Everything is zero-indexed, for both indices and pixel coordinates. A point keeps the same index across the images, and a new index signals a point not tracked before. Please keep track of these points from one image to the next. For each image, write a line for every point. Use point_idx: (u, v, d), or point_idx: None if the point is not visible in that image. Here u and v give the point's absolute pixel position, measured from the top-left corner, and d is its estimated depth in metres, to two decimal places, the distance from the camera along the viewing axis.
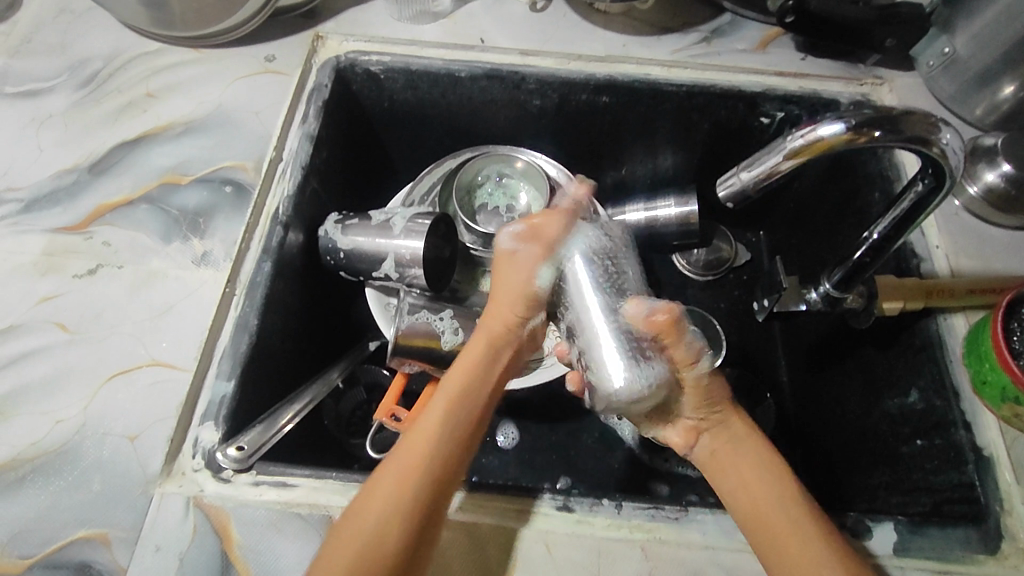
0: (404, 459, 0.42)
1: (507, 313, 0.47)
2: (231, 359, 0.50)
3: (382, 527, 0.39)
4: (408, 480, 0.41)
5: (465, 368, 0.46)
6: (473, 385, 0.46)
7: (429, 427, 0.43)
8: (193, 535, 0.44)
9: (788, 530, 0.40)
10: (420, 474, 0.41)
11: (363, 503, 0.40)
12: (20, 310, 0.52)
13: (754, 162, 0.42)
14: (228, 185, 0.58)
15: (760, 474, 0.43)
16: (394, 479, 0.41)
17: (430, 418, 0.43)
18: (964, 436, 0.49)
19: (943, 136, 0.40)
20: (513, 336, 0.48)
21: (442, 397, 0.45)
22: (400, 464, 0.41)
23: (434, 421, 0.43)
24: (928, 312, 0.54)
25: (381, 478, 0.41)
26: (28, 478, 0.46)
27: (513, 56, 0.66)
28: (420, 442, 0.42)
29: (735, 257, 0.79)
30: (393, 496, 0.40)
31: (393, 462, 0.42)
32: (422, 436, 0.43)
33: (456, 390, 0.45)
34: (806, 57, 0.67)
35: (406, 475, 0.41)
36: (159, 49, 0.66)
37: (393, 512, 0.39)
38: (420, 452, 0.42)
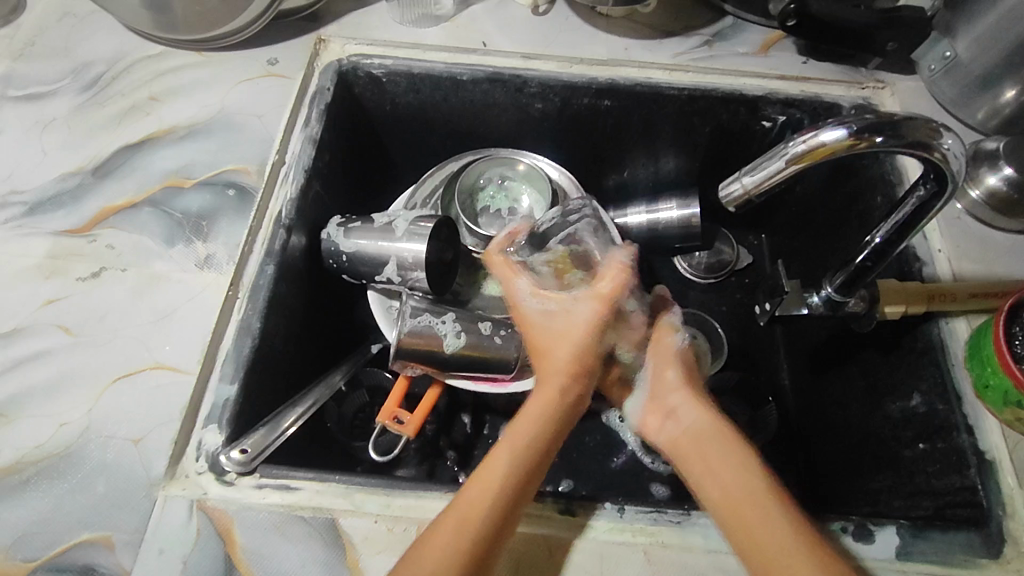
0: (474, 498, 0.43)
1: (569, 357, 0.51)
2: (234, 362, 0.50)
3: (456, 544, 0.41)
4: (478, 508, 0.42)
5: (530, 404, 0.50)
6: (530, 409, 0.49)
7: (498, 461, 0.45)
8: (197, 539, 0.44)
9: (753, 513, 0.43)
10: (489, 503, 0.43)
11: (434, 536, 0.41)
12: (24, 314, 0.52)
13: (755, 167, 0.42)
14: (231, 188, 0.58)
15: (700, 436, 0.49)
16: (467, 511, 0.42)
17: (497, 467, 0.45)
18: (967, 440, 0.50)
19: (945, 140, 0.41)
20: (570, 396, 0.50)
21: (508, 446, 0.46)
22: (473, 497, 0.43)
23: (503, 470, 0.45)
24: (931, 317, 0.54)
25: (458, 507, 0.43)
26: (32, 481, 0.46)
27: (515, 60, 0.66)
28: (485, 465, 0.45)
29: (738, 260, 0.79)
30: (460, 523, 0.42)
31: (463, 499, 0.43)
32: (498, 455, 0.46)
33: (524, 417, 0.48)
34: (807, 61, 0.67)
35: (472, 516, 0.42)
36: (161, 52, 0.66)
37: (459, 535, 0.41)
38: (481, 487, 0.43)
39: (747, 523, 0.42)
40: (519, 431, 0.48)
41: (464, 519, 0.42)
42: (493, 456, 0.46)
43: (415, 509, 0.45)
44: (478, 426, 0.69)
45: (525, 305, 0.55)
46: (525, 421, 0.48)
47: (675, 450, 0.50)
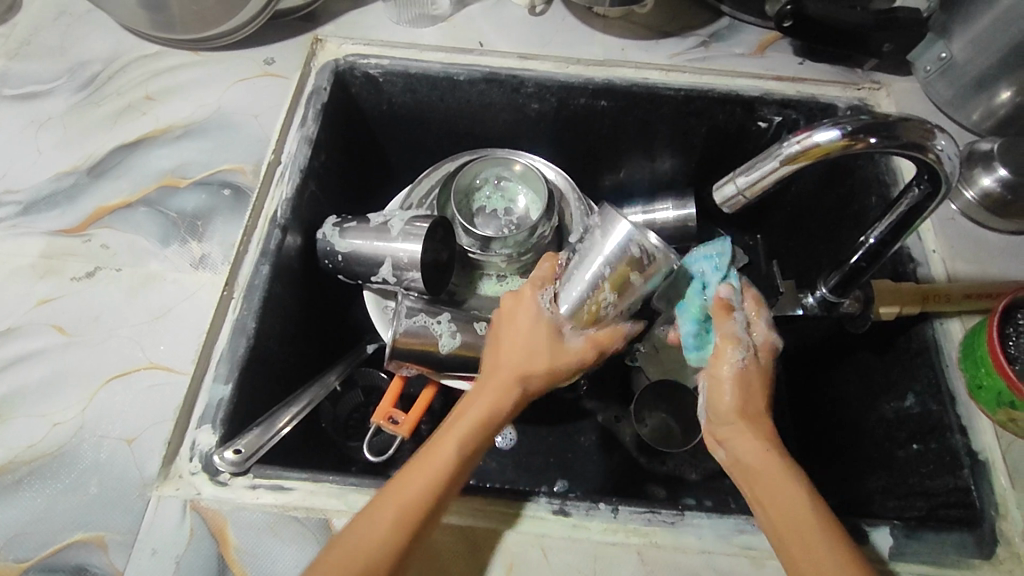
0: (409, 487, 0.42)
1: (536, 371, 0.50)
2: (229, 362, 0.50)
3: (390, 528, 0.40)
4: (410, 495, 0.42)
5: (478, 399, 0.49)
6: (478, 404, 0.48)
7: (441, 455, 0.44)
8: (190, 538, 0.44)
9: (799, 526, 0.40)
10: (420, 492, 0.42)
11: (366, 517, 0.41)
12: (18, 313, 0.52)
13: (746, 170, 0.42)
14: (226, 188, 0.58)
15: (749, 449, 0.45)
16: (396, 498, 0.42)
17: (443, 455, 0.44)
18: (960, 441, 0.50)
19: (939, 142, 0.41)
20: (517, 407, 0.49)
21: (456, 435, 0.46)
22: (411, 483, 0.42)
23: (446, 459, 0.44)
24: (924, 317, 0.54)
25: (393, 491, 0.42)
26: (26, 481, 0.46)
27: (511, 60, 0.67)
28: (427, 456, 0.44)
29: (735, 260, 0.77)
30: (391, 508, 0.41)
31: (396, 484, 0.43)
32: (443, 446, 0.45)
33: (472, 411, 0.47)
34: (804, 62, 0.67)
35: (408, 509, 0.41)
36: (158, 52, 0.66)
37: (389, 520, 0.41)
38: (417, 476, 0.43)
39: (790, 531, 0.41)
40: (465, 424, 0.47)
41: (399, 506, 0.41)
42: (436, 446, 0.45)
43: None
44: None
45: (527, 315, 0.51)
46: (473, 415, 0.47)
47: (733, 472, 0.46)
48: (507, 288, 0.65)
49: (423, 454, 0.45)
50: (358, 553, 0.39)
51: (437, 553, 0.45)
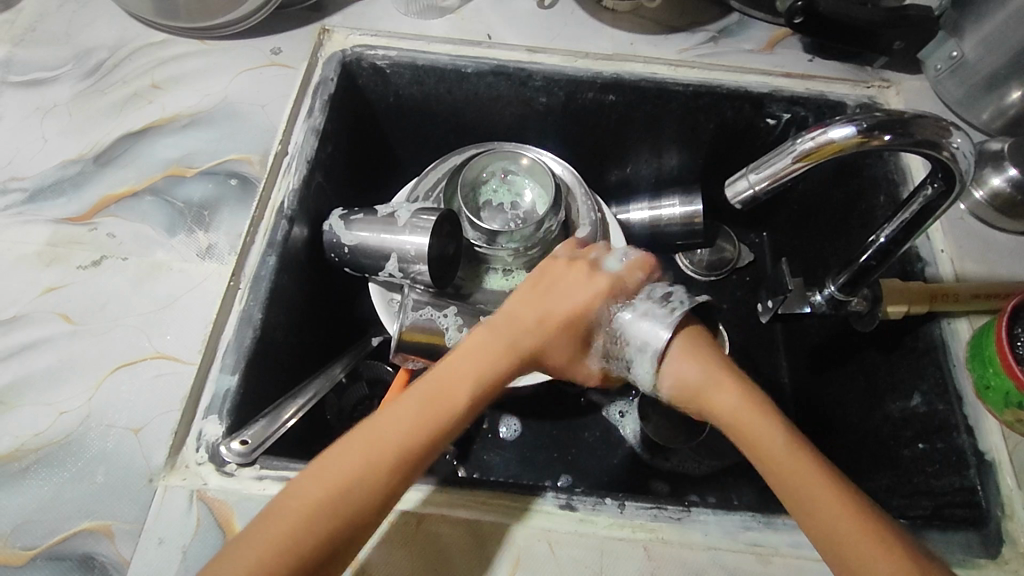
0: (392, 424, 0.41)
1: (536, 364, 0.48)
2: (235, 353, 0.50)
3: (354, 480, 0.38)
4: (400, 437, 0.40)
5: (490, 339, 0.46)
6: (490, 349, 0.45)
7: (446, 404, 0.42)
8: (196, 529, 0.44)
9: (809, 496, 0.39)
10: (411, 434, 0.40)
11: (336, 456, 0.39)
12: (24, 301, 0.52)
13: (762, 164, 0.42)
14: (233, 178, 0.58)
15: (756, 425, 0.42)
16: (373, 449, 0.39)
17: (419, 392, 0.42)
18: (966, 441, 0.50)
19: (954, 140, 0.40)
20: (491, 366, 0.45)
21: (448, 377, 0.43)
22: (393, 425, 0.41)
23: (409, 415, 0.41)
24: (932, 317, 0.54)
25: (361, 438, 0.40)
26: (32, 470, 0.46)
27: (520, 53, 0.66)
28: (432, 395, 0.42)
29: (739, 258, 0.79)
30: (378, 453, 0.39)
31: (391, 416, 0.41)
32: (455, 387, 0.43)
33: (478, 353, 0.45)
34: (813, 59, 0.67)
35: (358, 469, 0.39)
36: (164, 40, 0.66)
37: (379, 458, 0.39)
38: (412, 412, 0.41)
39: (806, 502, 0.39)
40: (473, 370, 0.44)
41: (391, 445, 0.40)
42: (439, 384, 0.43)
43: (415, 504, 0.46)
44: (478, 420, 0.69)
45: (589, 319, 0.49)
46: (481, 362, 0.45)
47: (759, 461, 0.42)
48: (513, 283, 0.65)
49: (427, 394, 0.42)
50: (319, 495, 0.37)
51: (445, 546, 0.45)
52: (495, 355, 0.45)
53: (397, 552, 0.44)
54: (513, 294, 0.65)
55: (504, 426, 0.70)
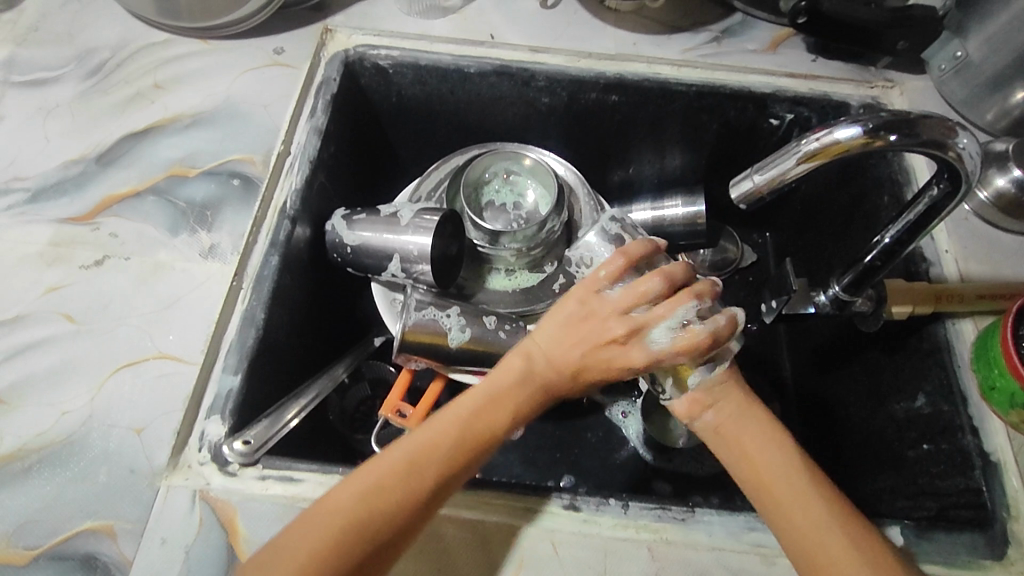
0: (429, 445, 0.42)
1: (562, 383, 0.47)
2: (238, 353, 0.50)
3: (392, 499, 0.40)
4: (435, 463, 0.42)
5: (523, 363, 0.47)
6: (523, 376, 0.47)
7: (486, 426, 0.45)
8: (199, 529, 0.44)
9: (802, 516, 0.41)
10: (445, 458, 0.42)
11: (374, 471, 0.41)
12: (26, 300, 0.52)
13: (766, 164, 0.42)
14: (236, 178, 0.58)
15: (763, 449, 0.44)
16: (410, 471, 0.41)
17: (455, 415, 0.44)
18: (971, 442, 0.50)
19: (960, 140, 0.40)
20: (519, 387, 0.46)
21: (483, 403, 0.45)
22: (433, 446, 0.42)
23: (447, 437, 0.43)
24: (936, 318, 0.54)
25: (398, 457, 0.42)
26: (34, 470, 0.46)
27: (522, 53, 0.66)
28: (469, 426, 0.44)
29: (741, 259, 0.79)
30: (415, 473, 0.41)
31: (429, 437, 0.43)
32: (490, 415, 0.45)
33: (508, 382, 0.46)
34: (816, 59, 0.67)
35: (393, 487, 0.40)
36: (166, 40, 0.65)
37: (415, 476, 0.41)
38: (449, 434, 0.43)
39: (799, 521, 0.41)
40: (506, 398, 0.46)
41: (427, 468, 0.42)
42: (476, 411, 0.45)
43: None
44: None
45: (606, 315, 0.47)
46: (515, 390, 0.46)
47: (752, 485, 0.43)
48: (516, 282, 0.65)
49: (464, 416, 0.44)
50: (353, 512, 0.39)
51: (447, 546, 0.45)
52: (522, 380, 0.46)
53: (400, 553, 0.44)
54: (515, 294, 0.65)
55: None
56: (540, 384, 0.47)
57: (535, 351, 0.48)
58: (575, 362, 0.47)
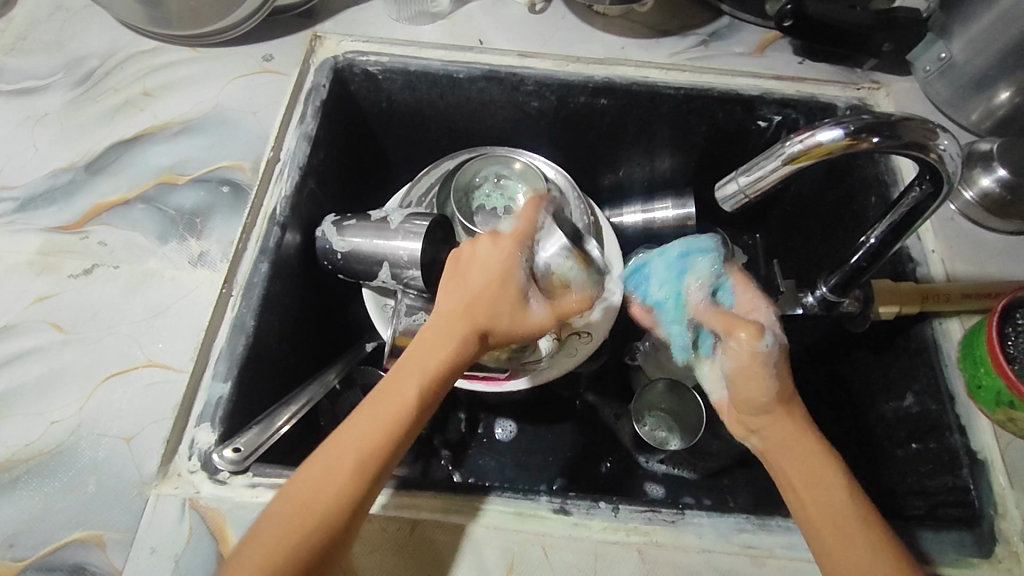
0: (352, 433, 0.41)
1: (477, 301, 0.46)
2: (228, 360, 0.50)
3: (329, 491, 0.39)
4: (360, 446, 0.40)
5: (436, 341, 0.45)
6: (425, 342, 0.45)
7: (398, 396, 0.42)
8: (189, 538, 0.44)
9: (841, 523, 0.40)
10: (371, 447, 0.40)
11: (309, 478, 0.40)
12: (14, 310, 0.52)
13: (751, 167, 0.42)
14: (225, 186, 0.58)
15: (803, 447, 0.43)
16: (336, 469, 0.40)
17: (379, 401, 0.42)
18: (958, 441, 0.50)
19: (941, 142, 0.40)
20: (434, 337, 0.45)
21: (405, 376, 0.43)
22: (355, 426, 0.41)
23: (368, 421, 0.41)
24: (923, 317, 0.55)
25: (322, 460, 0.40)
26: (22, 480, 0.46)
27: (511, 58, 0.66)
28: (383, 395, 0.42)
29: (732, 260, 0.79)
30: (341, 466, 0.40)
31: (349, 432, 0.41)
32: (401, 381, 0.43)
33: (418, 345, 0.45)
34: (803, 61, 0.68)
35: (313, 489, 0.39)
36: (155, 48, 0.66)
37: (342, 465, 0.40)
38: (372, 421, 0.41)
39: (835, 528, 0.40)
40: (412, 364, 0.44)
41: (352, 461, 0.40)
42: (384, 390, 0.43)
43: (409, 509, 0.46)
44: (473, 425, 0.70)
45: (479, 251, 0.49)
46: (422, 366, 0.44)
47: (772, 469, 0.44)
48: None
49: (373, 399, 0.42)
50: (294, 513, 0.38)
51: (438, 553, 0.45)
52: (434, 340, 0.45)
53: (392, 558, 0.44)
54: None
55: (499, 428, 0.70)
56: (459, 324, 0.45)
57: (437, 330, 0.45)
58: (471, 290, 0.47)
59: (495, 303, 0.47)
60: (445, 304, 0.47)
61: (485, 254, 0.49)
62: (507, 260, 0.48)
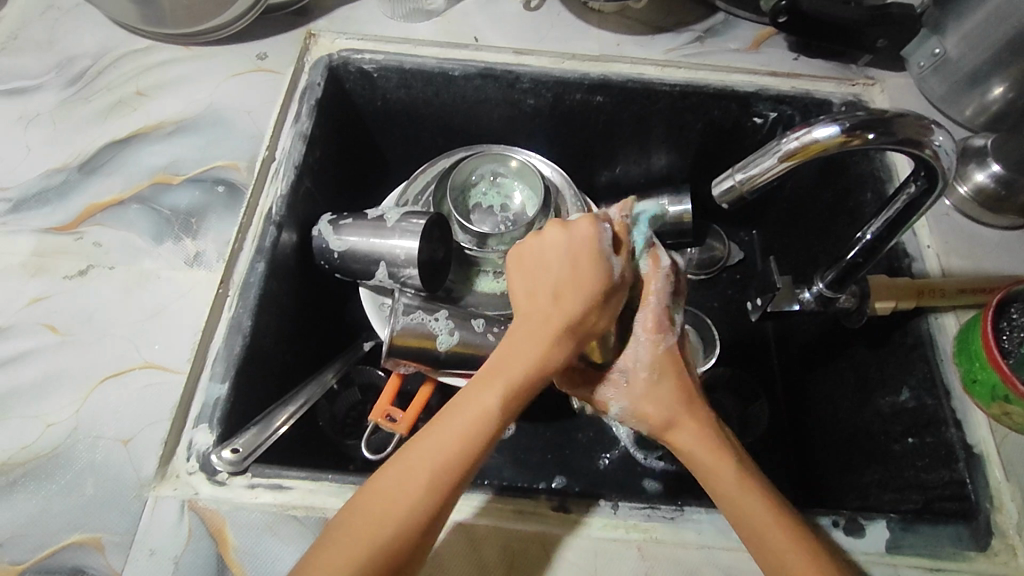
0: (435, 452, 0.41)
1: (574, 317, 0.44)
2: (225, 361, 0.50)
3: (399, 519, 0.39)
4: (440, 473, 0.40)
5: (531, 345, 0.44)
6: (519, 357, 0.43)
7: (475, 415, 0.42)
8: (188, 539, 0.44)
9: (760, 524, 0.42)
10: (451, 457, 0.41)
11: (381, 502, 0.40)
12: (9, 312, 0.52)
13: (747, 164, 0.42)
14: (220, 185, 0.58)
15: (719, 476, 0.43)
16: (409, 490, 0.40)
17: (469, 414, 0.42)
18: (955, 435, 0.50)
19: (935, 137, 0.40)
20: (540, 361, 0.43)
21: (486, 394, 0.42)
22: (438, 447, 0.41)
23: (448, 445, 0.41)
24: (919, 312, 0.55)
25: (396, 483, 0.40)
26: (19, 483, 0.46)
27: (507, 55, 0.66)
28: (464, 420, 0.41)
29: (728, 256, 0.80)
30: (414, 487, 0.40)
31: (429, 447, 0.41)
32: (482, 403, 0.42)
33: (509, 354, 0.44)
34: (798, 57, 0.68)
35: (386, 515, 0.39)
36: (148, 47, 0.65)
37: (424, 491, 0.40)
38: (447, 446, 0.41)
39: (749, 528, 0.42)
40: (494, 383, 0.42)
41: (428, 474, 0.40)
42: (464, 411, 0.42)
43: None
44: None
45: (576, 257, 0.46)
46: (512, 374, 0.43)
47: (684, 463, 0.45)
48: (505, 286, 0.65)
49: (454, 421, 0.42)
50: (367, 535, 0.39)
51: (438, 552, 0.45)
52: (526, 363, 0.43)
53: None
54: (503, 297, 0.64)
55: None
56: (554, 339, 0.44)
57: (540, 335, 0.44)
58: (571, 307, 0.44)
59: (589, 316, 0.45)
60: (551, 304, 0.45)
61: (583, 258, 0.46)
62: (600, 276, 0.45)
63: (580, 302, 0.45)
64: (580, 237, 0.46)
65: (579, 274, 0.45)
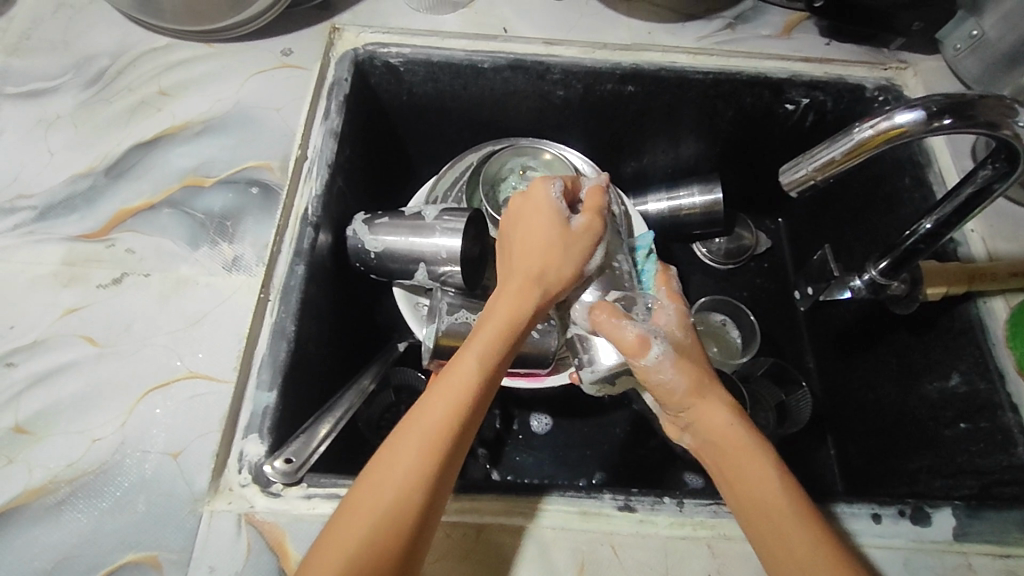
0: (432, 418, 0.41)
1: (544, 266, 0.48)
2: (271, 368, 0.48)
3: (397, 495, 0.38)
4: (437, 437, 0.40)
5: (505, 302, 0.46)
6: (495, 319, 0.45)
7: (461, 381, 0.42)
8: (248, 554, 0.42)
9: (780, 522, 0.40)
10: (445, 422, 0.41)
11: (376, 479, 0.39)
12: (43, 325, 0.50)
13: (816, 153, 0.40)
14: (254, 186, 0.56)
15: (745, 464, 0.42)
16: (403, 460, 0.39)
17: (461, 374, 0.42)
18: (1011, 419, 0.50)
19: (1020, 118, 0.39)
20: (516, 315, 0.45)
21: (473, 350, 0.43)
22: (432, 410, 0.41)
23: (441, 412, 0.41)
24: (969, 296, 0.54)
25: (389, 457, 0.40)
26: (69, 502, 0.44)
27: (537, 46, 0.65)
28: (451, 385, 0.42)
29: (757, 245, 0.79)
30: (409, 456, 0.39)
31: (418, 419, 0.41)
32: (464, 363, 0.43)
33: (495, 315, 0.45)
34: (830, 43, 0.67)
35: (390, 491, 0.38)
36: (168, 44, 0.63)
37: (424, 463, 0.39)
38: (441, 410, 0.41)
39: (758, 509, 0.41)
40: (475, 345, 0.44)
41: (422, 440, 0.40)
42: (453, 377, 0.42)
43: (472, 514, 0.45)
44: (507, 421, 0.69)
45: (552, 223, 0.49)
46: (489, 334, 0.44)
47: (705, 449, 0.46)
48: None
49: (442, 385, 0.42)
50: (369, 514, 0.38)
51: (505, 557, 0.44)
52: (502, 325, 0.45)
53: (459, 564, 0.43)
54: None
55: (534, 421, 0.69)
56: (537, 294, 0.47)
57: (512, 291, 0.47)
58: (544, 264, 0.48)
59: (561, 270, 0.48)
60: (523, 260, 0.48)
61: (552, 223, 0.49)
62: (582, 248, 0.49)
63: (554, 256, 0.48)
64: (547, 204, 0.50)
65: (562, 238, 0.49)
